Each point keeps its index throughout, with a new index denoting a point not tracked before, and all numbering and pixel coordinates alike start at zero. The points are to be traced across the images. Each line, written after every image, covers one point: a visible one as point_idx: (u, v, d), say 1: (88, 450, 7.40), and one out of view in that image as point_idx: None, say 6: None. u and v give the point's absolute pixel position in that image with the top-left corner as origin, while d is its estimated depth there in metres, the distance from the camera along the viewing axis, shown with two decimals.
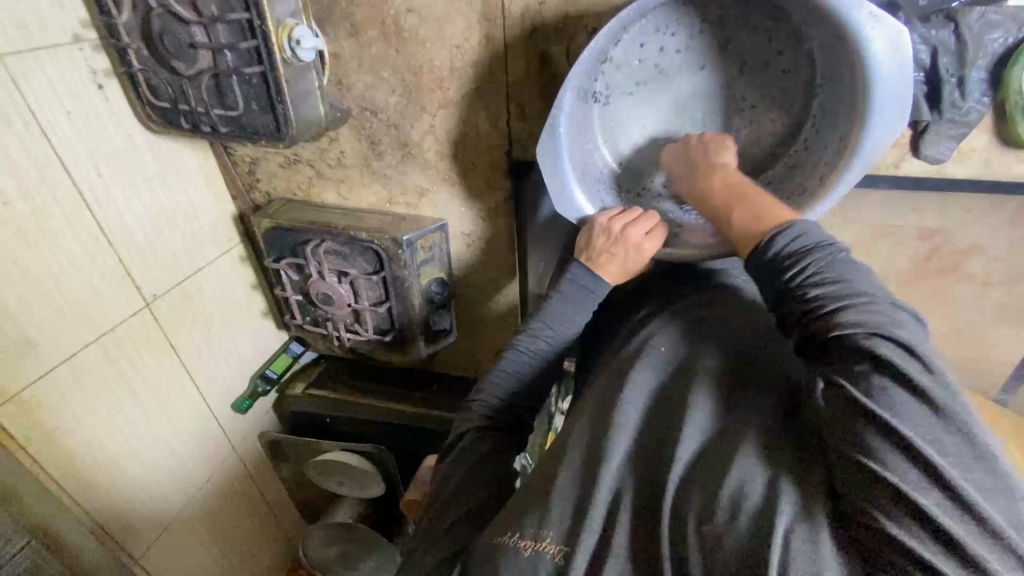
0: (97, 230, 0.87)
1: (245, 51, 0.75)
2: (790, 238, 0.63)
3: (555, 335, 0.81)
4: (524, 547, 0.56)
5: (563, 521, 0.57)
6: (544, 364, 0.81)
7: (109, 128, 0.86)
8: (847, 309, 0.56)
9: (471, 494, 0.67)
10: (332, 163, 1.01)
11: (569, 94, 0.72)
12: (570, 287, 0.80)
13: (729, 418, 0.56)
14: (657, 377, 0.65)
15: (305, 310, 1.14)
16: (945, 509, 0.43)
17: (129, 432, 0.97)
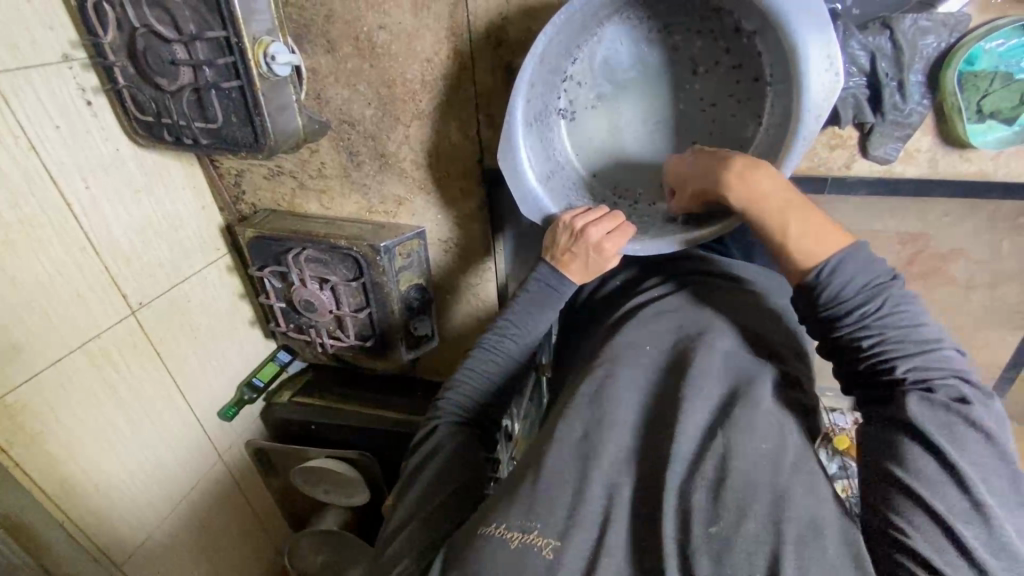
0: (84, 240, 0.90)
1: (223, 66, 0.79)
2: (845, 279, 0.61)
3: (521, 333, 0.82)
4: (511, 538, 0.56)
5: (550, 515, 0.58)
6: (510, 362, 0.82)
7: (97, 142, 0.90)
8: (905, 352, 0.59)
9: (441, 491, 0.69)
10: (313, 175, 1.04)
11: (523, 94, 0.78)
12: (535, 287, 0.82)
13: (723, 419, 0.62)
14: (638, 377, 0.69)
15: (289, 317, 1.17)
16: (969, 526, 0.50)
17: (113, 438, 0.99)
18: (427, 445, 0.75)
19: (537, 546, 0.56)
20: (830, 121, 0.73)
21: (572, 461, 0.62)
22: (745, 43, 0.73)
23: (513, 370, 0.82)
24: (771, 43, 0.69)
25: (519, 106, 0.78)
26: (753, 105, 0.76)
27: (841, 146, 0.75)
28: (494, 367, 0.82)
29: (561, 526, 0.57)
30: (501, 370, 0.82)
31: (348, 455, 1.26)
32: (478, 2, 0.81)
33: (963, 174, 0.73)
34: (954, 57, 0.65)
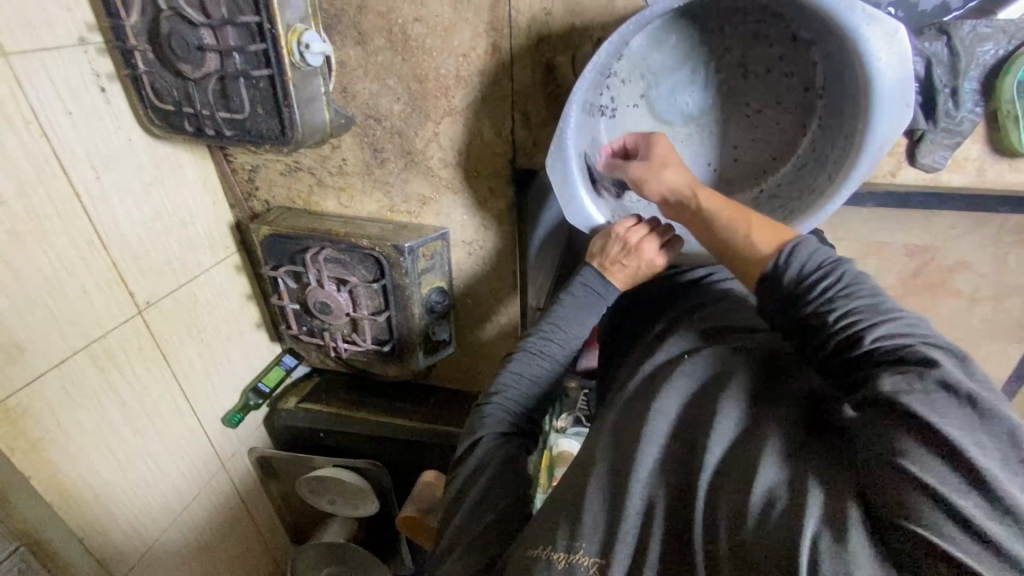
0: (92, 233, 0.85)
1: (253, 54, 0.75)
2: (812, 250, 0.64)
3: (566, 336, 0.81)
4: (557, 561, 0.55)
5: (594, 533, 0.56)
6: (554, 368, 0.80)
7: (109, 131, 0.85)
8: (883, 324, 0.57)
9: (496, 507, 0.67)
10: (333, 171, 1.01)
11: (576, 106, 0.75)
12: (580, 289, 0.81)
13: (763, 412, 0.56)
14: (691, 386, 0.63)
15: (301, 320, 1.12)
16: (986, 512, 0.42)
17: (115, 444, 0.93)
18: (475, 455, 0.72)
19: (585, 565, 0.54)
20: None
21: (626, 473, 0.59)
22: (800, 51, 0.73)
23: (556, 375, 0.81)
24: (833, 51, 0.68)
25: (573, 113, 0.75)
26: (801, 114, 0.77)
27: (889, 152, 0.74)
28: (538, 369, 0.80)
29: (606, 544, 0.55)
30: (545, 376, 0.80)
31: (357, 464, 1.22)
32: None
33: (1011, 184, 0.73)
34: (1013, 64, 0.65)
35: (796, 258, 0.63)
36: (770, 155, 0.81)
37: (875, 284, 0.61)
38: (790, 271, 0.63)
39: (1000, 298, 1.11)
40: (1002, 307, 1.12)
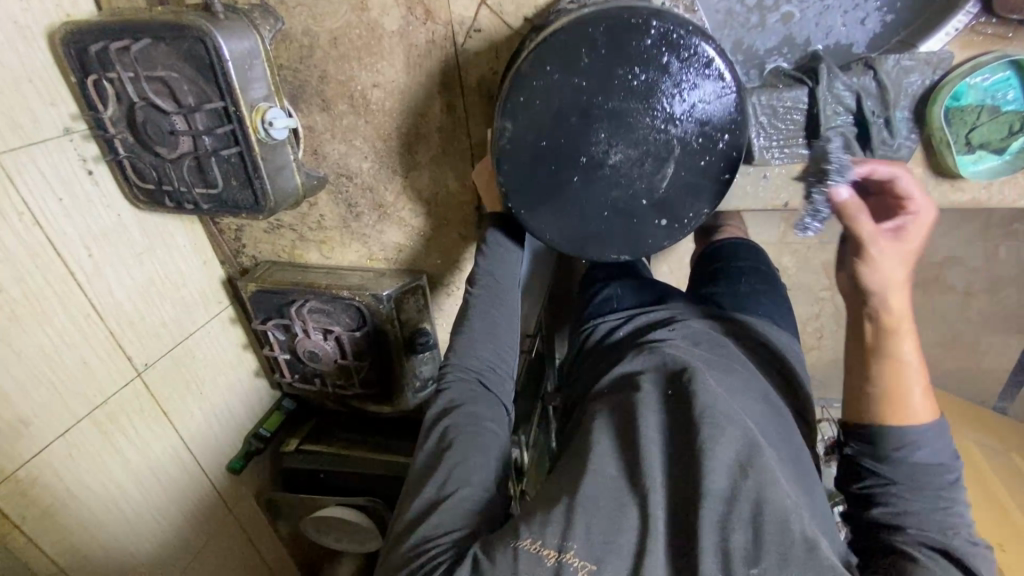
0: (89, 308, 0.91)
1: (222, 134, 0.80)
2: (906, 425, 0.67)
3: (499, 286, 0.88)
4: (547, 555, 0.62)
5: (589, 542, 0.63)
6: (495, 315, 0.88)
7: (99, 210, 0.91)
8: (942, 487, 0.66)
9: (472, 477, 0.74)
10: (313, 227, 1.05)
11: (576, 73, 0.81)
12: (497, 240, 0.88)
13: (745, 458, 0.65)
14: (661, 414, 0.73)
15: (293, 367, 1.15)
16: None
17: (120, 499, 0.99)
18: (441, 424, 0.80)
19: (574, 566, 0.61)
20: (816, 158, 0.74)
21: (615, 496, 0.66)
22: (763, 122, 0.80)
23: (498, 331, 0.87)
24: (686, 64, 0.66)
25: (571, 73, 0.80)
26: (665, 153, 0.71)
27: None
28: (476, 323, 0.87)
29: (597, 551, 0.63)
30: (491, 327, 0.87)
31: (359, 503, 1.25)
32: (469, 59, 0.82)
33: (950, 204, 0.75)
34: (942, 93, 0.67)
35: (919, 445, 0.66)
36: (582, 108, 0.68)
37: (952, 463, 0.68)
38: (903, 449, 0.66)
39: None
40: None
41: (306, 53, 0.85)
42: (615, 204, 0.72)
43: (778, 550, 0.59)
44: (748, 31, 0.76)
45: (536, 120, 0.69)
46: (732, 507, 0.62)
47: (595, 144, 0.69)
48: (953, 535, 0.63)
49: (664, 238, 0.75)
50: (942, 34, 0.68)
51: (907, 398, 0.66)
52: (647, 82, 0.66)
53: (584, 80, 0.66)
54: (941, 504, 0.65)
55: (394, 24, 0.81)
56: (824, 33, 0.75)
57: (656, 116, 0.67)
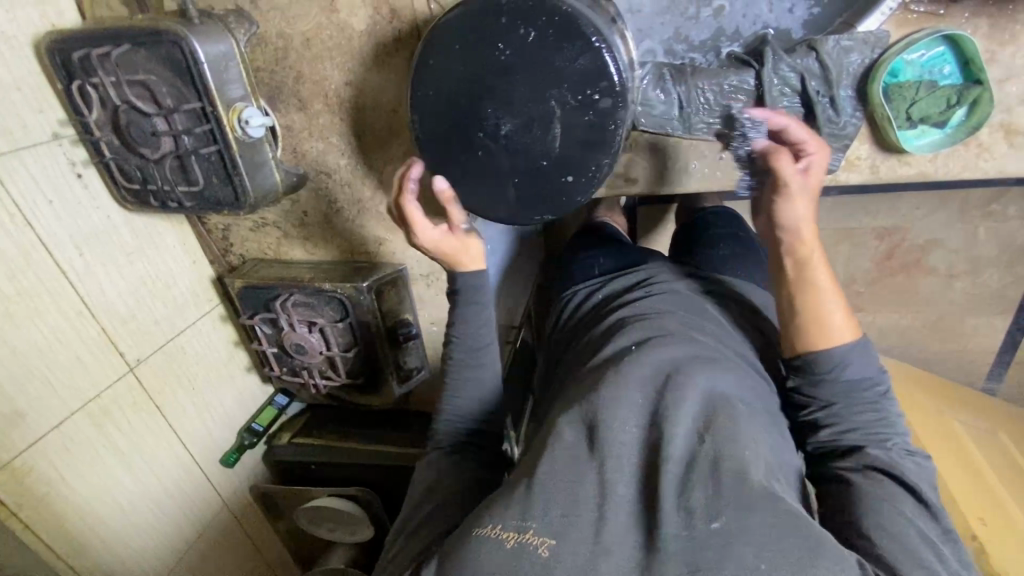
0: (80, 304, 0.95)
1: (201, 133, 0.84)
2: (849, 367, 0.74)
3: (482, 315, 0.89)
4: (508, 538, 0.63)
5: (547, 516, 0.65)
6: (471, 369, 0.90)
7: (89, 212, 0.95)
8: (887, 426, 0.74)
9: (444, 483, 0.82)
10: (296, 224, 1.09)
11: None
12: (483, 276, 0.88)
13: (708, 432, 0.69)
14: (638, 381, 0.76)
15: (281, 361, 1.19)
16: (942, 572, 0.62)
17: (115, 491, 1.02)
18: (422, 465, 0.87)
19: (533, 544, 0.63)
20: None
21: (573, 467, 0.69)
22: None
23: (478, 357, 0.90)
24: (549, 33, 0.62)
25: None
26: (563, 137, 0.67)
27: None
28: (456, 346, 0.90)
29: (554, 523, 0.64)
30: (474, 352, 0.90)
31: (348, 492, 1.29)
32: None
33: (898, 178, 0.78)
34: (879, 70, 0.70)
35: (847, 366, 0.74)
36: (466, 98, 0.68)
37: (895, 407, 0.76)
38: (831, 368, 0.74)
39: None
40: None
41: (281, 55, 0.89)
42: (524, 174, 0.71)
43: (738, 499, 0.62)
44: (683, 22, 0.80)
45: (434, 110, 0.70)
46: (691, 465, 0.66)
47: (489, 126, 0.68)
48: (890, 452, 0.72)
49: (578, 195, 0.72)
50: (878, 14, 0.70)
51: (823, 321, 0.74)
52: (517, 56, 0.64)
53: (462, 64, 0.66)
54: (885, 440, 0.73)
55: (362, 24, 0.85)
56: (752, 21, 0.79)
57: (533, 86, 0.65)
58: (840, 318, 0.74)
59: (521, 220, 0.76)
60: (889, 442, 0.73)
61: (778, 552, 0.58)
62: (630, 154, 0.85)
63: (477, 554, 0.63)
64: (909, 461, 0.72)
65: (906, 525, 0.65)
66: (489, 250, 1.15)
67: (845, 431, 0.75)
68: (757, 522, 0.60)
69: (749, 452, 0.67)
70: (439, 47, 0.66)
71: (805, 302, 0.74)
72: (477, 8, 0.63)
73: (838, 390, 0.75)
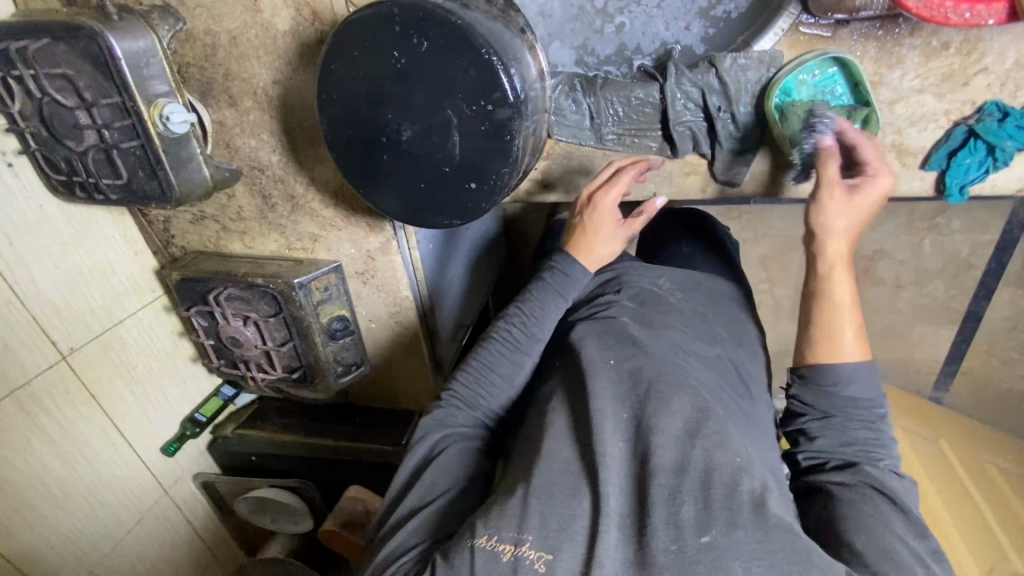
0: (9, 293, 0.96)
1: (123, 128, 0.85)
2: (853, 387, 0.79)
3: (527, 317, 0.90)
4: (506, 551, 0.68)
5: (543, 532, 0.69)
6: (515, 355, 0.90)
7: (19, 201, 0.96)
8: (880, 448, 0.79)
9: (444, 482, 0.82)
10: (233, 218, 1.10)
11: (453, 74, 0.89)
12: (552, 275, 0.89)
13: (693, 438, 0.75)
14: (622, 394, 0.83)
15: (221, 353, 1.21)
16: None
17: (46, 478, 1.04)
18: (426, 442, 0.87)
19: (530, 558, 0.67)
20: (672, 151, 0.80)
21: (571, 480, 0.74)
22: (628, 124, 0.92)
23: (514, 359, 0.90)
24: (439, 44, 0.64)
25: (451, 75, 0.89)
26: (462, 144, 0.69)
27: (696, 172, 0.82)
28: (490, 345, 0.91)
29: None
30: (513, 354, 0.90)
31: (288, 483, 1.31)
32: None
33: (799, 193, 0.81)
34: (772, 89, 0.72)
35: (851, 383, 0.79)
36: (367, 103, 0.69)
37: (889, 430, 0.81)
38: (835, 383, 0.79)
39: None
40: None
41: (210, 52, 0.91)
42: (427, 180, 0.73)
43: (727, 517, 0.68)
44: (591, 34, 0.86)
45: (339, 113, 0.72)
46: (681, 477, 0.72)
47: (390, 130, 0.70)
48: (877, 467, 0.78)
49: (481, 203, 0.73)
50: (772, 34, 0.72)
51: (833, 334, 0.79)
52: (412, 65, 0.66)
53: (362, 70, 0.68)
54: (876, 460, 0.78)
55: (285, 24, 0.86)
56: (651, 38, 0.84)
57: (429, 95, 0.67)
58: (846, 341, 0.79)
59: (430, 224, 0.77)
60: (878, 462, 0.78)
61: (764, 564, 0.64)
62: (546, 161, 0.86)
63: (472, 563, 0.68)
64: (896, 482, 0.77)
65: (896, 542, 0.69)
66: (430, 249, 1.16)
67: (834, 448, 0.80)
68: (744, 538, 0.66)
69: (740, 459, 0.74)
70: (339, 53, 0.68)
71: (831, 312, 0.78)
72: (373, 15, 0.65)
73: (838, 409, 0.80)
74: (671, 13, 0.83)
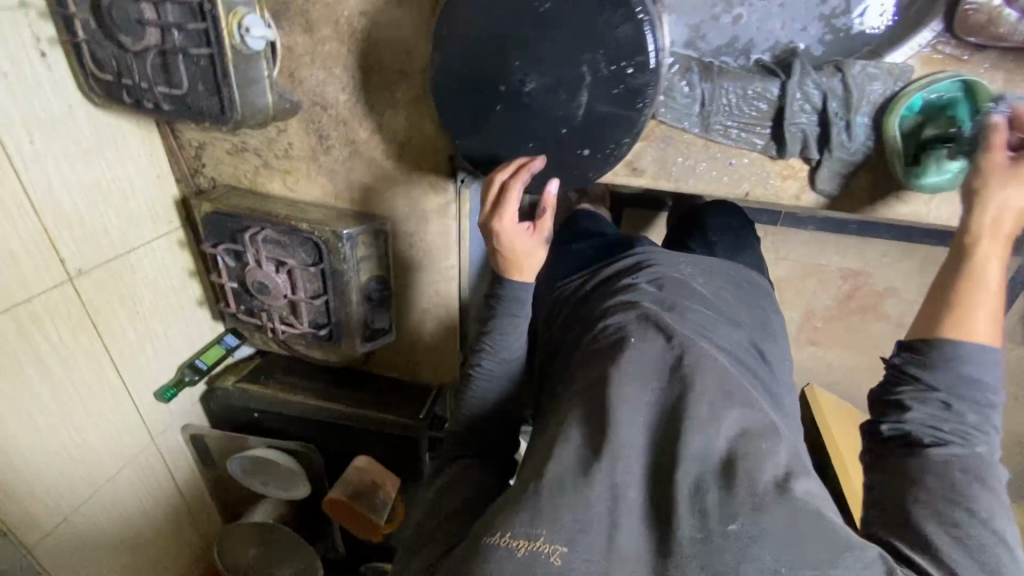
0: (22, 196, 0.85)
1: (194, 33, 0.77)
2: (975, 357, 0.64)
3: (501, 353, 0.87)
4: (516, 547, 0.62)
5: (559, 526, 0.63)
6: (501, 388, 0.88)
7: (47, 95, 0.86)
8: (982, 438, 0.64)
9: (450, 503, 0.79)
10: (279, 155, 1.02)
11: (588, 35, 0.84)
12: (512, 308, 0.85)
13: (722, 419, 0.71)
14: (644, 379, 0.78)
15: (239, 299, 1.12)
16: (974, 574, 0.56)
17: (34, 409, 0.93)
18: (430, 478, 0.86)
19: (545, 552, 0.61)
20: (778, 151, 0.78)
21: None
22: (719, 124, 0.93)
23: (499, 391, 0.89)
24: None
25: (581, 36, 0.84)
26: (591, 107, 0.65)
27: (794, 177, 0.81)
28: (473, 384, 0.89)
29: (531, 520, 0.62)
30: (501, 389, 0.89)
31: (288, 446, 1.23)
32: None
33: (892, 214, 0.81)
34: (897, 104, 0.71)
35: (975, 359, 0.64)
36: (495, 46, 0.64)
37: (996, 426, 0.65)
38: (953, 350, 0.64)
39: None
40: None
41: None
42: (538, 138, 0.68)
43: (752, 500, 0.62)
44: (707, 18, 0.80)
45: (458, 49, 0.66)
46: (708, 461, 0.67)
47: (514, 79, 0.65)
48: (978, 462, 0.62)
49: (590, 171, 0.70)
50: (907, 48, 0.72)
51: (971, 303, 0.65)
52: (558, 11, 0.61)
53: (498, 7, 0.62)
54: (979, 454, 0.63)
55: None
56: (765, 36, 0.79)
57: (568, 47, 0.62)
58: (984, 318, 0.65)
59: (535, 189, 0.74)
60: (981, 456, 0.63)
61: (802, 553, 0.58)
62: (642, 142, 0.83)
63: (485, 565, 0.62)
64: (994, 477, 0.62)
65: (984, 531, 0.58)
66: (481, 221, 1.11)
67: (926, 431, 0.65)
68: (773, 523, 0.60)
69: (777, 448, 0.70)
70: None
71: (976, 275, 0.65)
72: None
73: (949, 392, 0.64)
74: (791, 13, 0.78)
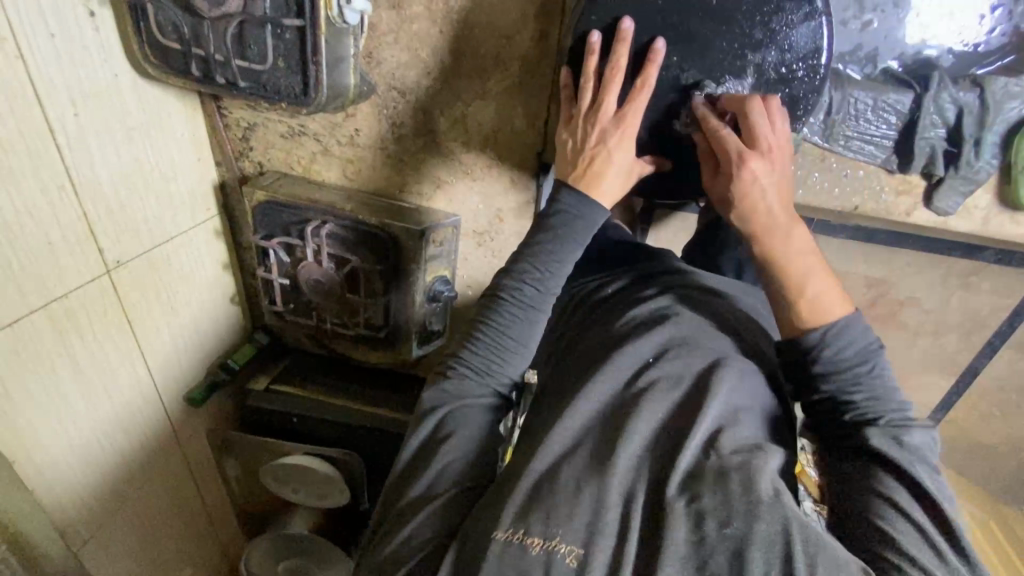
0: (65, 179, 0.75)
1: (284, 2, 0.68)
2: (839, 342, 0.64)
3: (540, 276, 0.68)
4: (533, 545, 0.52)
5: (573, 521, 0.54)
6: (529, 321, 0.68)
7: (94, 62, 0.75)
8: (880, 410, 0.63)
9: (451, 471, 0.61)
10: (342, 141, 0.93)
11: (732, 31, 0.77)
12: (561, 220, 0.69)
13: (739, 429, 0.61)
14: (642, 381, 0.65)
15: (288, 296, 1.03)
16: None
17: (65, 417, 0.83)
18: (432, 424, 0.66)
19: (561, 552, 0.52)
20: (899, 166, 0.76)
21: None
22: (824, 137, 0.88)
23: (528, 325, 0.68)
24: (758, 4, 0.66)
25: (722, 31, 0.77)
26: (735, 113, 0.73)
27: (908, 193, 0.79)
28: (498, 311, 0.68)
29: None
30: (527, 332, 0.68)
31: (331, 454, 1.11)
32: None
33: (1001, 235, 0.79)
34: None
35: (827, 344, 0.64)
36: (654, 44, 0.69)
37: (899, 398, 0.64)
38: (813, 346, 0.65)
39: (936, 333, 1.25)
40: (937, 341, 1.27)
41: None
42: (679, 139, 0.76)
43: (746, 504, 0.53)
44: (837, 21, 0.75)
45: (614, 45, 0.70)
46: (703, 471, 0.57)
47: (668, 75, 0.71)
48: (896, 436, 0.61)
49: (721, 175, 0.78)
50: None
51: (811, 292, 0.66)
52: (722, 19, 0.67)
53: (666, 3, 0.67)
54: (891, 426, 0.62)
55: None
56: (892, 45, 0.76)
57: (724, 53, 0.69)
58: (830, 301, 0.66)
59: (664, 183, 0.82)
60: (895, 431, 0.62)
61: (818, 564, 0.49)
62: None
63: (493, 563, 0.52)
64: (910, 447, 0.61)
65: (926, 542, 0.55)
66: None
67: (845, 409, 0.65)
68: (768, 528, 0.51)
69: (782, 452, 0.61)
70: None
71: (806, 276, 0.66)
72: None
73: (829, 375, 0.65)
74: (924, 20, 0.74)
